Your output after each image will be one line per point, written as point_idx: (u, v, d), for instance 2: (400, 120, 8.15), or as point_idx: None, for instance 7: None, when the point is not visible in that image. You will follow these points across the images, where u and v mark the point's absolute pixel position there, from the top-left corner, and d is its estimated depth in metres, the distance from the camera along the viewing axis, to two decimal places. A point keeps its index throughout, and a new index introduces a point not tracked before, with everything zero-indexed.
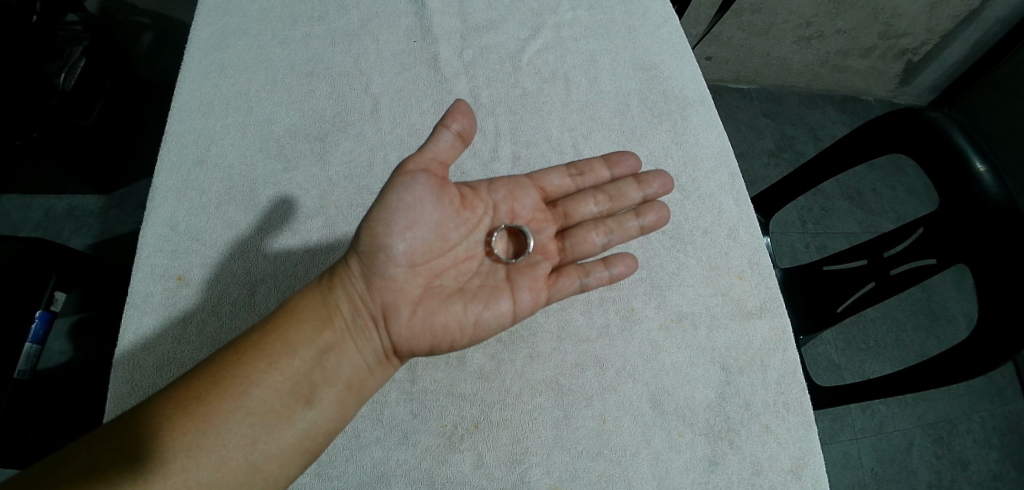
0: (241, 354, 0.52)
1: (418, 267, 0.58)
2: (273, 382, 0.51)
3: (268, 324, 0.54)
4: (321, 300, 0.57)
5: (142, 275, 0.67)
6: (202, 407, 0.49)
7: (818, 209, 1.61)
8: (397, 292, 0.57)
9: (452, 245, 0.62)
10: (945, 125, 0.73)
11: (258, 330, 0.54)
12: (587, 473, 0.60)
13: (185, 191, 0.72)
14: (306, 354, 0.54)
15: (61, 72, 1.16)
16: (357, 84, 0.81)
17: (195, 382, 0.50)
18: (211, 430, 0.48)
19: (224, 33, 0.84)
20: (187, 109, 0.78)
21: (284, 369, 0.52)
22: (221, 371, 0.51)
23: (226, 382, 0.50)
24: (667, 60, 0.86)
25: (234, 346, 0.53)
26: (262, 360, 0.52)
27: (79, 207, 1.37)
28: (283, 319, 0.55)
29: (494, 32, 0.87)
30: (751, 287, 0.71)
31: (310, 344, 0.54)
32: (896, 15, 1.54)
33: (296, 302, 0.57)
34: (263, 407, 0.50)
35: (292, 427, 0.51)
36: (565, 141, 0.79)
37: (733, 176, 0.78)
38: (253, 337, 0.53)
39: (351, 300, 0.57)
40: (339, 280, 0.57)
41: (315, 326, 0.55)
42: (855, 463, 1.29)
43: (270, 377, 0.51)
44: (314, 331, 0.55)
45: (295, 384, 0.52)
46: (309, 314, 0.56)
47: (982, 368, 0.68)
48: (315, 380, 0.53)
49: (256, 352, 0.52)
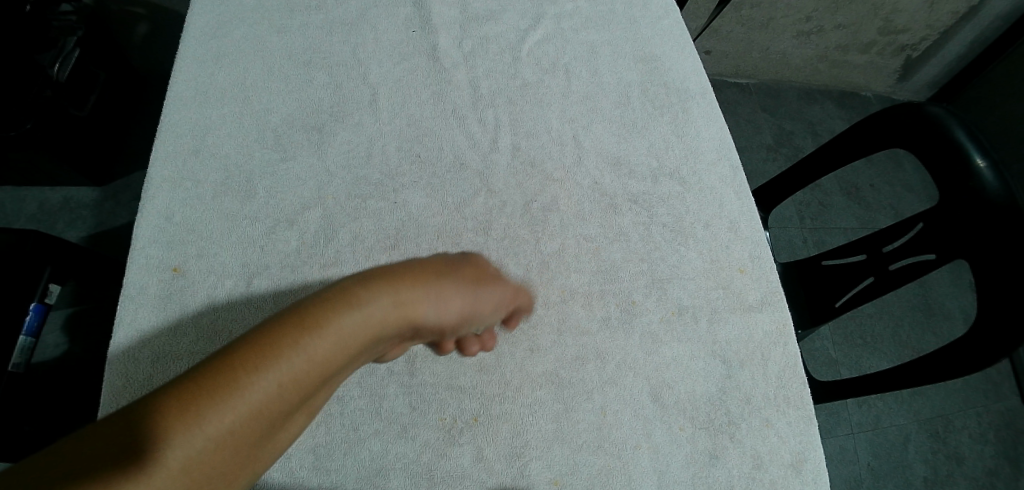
0: (258, 357, 0.37)
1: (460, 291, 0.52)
2: (301, 401, 0.39)
3: (303, 324, 0.39)
4: (375, 306, 0.43)
5: (138, 268, 0.66)
6: (215, 426, 0.34)
7: (817, 204, 1.61)
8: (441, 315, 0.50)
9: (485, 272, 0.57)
10: (946, 120, 0.72)
11: (284, 327, 0.39)
12: (587, 467, 0.60)
13: (179, 182, 0.71)
14: (339, 371, 0.42)
15: (55, 62, 1.15)
16: (354, 73, 0.80)
17: (214, 389, 0.35)
18: (217, 457, 0.35)
19: (220, 21, 0.83)
20: (182, 98, 0.77)
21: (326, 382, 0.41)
22: (246, 376, 0.36)
23: (230, 400, 0.35)
24: (668, 52, 0.86)
25: (274, 346, 0.37)
26: (281, 374, 0.37)
27: (73, 200, 1.36)
28: (335, 319, 0.41)
29: (494, 23, 0.86)
30: (752, 280, 0.71)
31: (349, 361, 0.43)
32: (896, 11, 1.53)
33: (336, 293, 0.42)
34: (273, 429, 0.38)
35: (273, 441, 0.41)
36: (566, 132, 0.78)
37: (733, 169, 0.78)
38: (298, 342, 0.38)
39: (408, 311, 0.46)
40: (408, 291, 0.46)
41: (368, 339, 0.43)
42: (851, 457, 1.30)
43: (300, 396, 0.39)
44: (353, 344, 0.41)
45: (310, 400, 0.41)
46: (352, 316, 0.41)
47: (981, 363, 0.67)
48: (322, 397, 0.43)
49: (294, 361, 0.38)
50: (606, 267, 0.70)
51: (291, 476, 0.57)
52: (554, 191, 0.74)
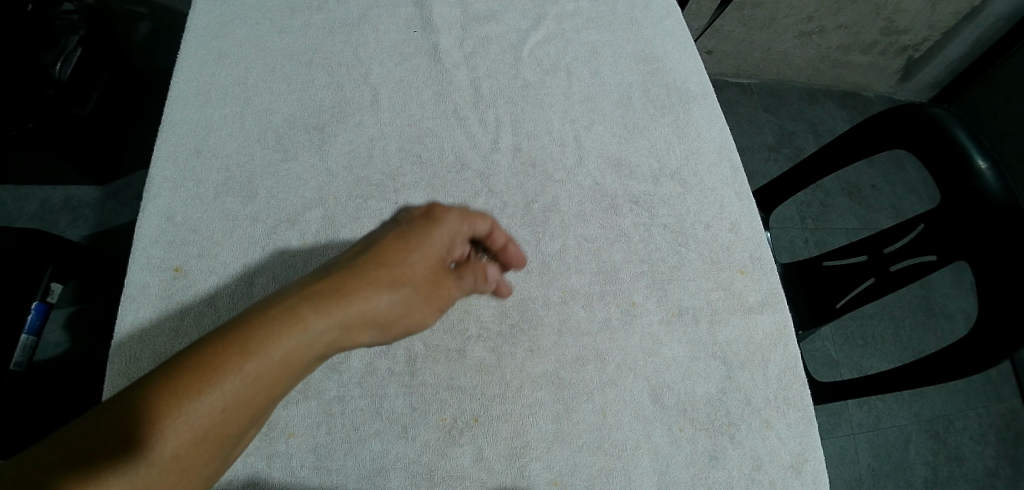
0: (202, 381, 0.41)
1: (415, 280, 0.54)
2: (257, 406, 0.44)
3: (245, 345, 0.43)
4: (319, 321, 0.46)
5: (140, 267, 0.66)
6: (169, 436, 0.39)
7: (818, 205, 1.61)
8: (394, 312, 0.52)
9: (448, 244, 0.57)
10: (948, 122, 0.71)
11: (228, 349, 0.42)
12: (587, 468, 0.60)
13: (181, 183, 0.71)
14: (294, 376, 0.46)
15: (57, 61, 1.15)
16: (355, 74, 0.80)
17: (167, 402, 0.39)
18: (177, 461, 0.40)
19: (222, 21, 0.83)
20: (183, 98, 0.77)
21: (280, 388, 0.45)
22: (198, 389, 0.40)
23: (180, 422, 0.39)
24: (669, 53, 0.86)
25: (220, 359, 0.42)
26: (225, 397, 0.41)
27: (75, 199, 1.37)
28: (284, 330, 0.45)
29: (495, 23, 0.86)
30: (753, 281, 0.71)
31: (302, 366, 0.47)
32: (897, 11, 1.52)
33: (277, 311, 0.45)
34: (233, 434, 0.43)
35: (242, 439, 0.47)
36: (567, 133, 0.78)
37: (734, 170, 0.78)
38: (244, 354, 0.43)
39: (353, 319, 0.49)
40: (354, 296, 0.49)
41: (317, 345, 0.47)
42: (851, 457, 1.30)
43: (255, 401, 0.44)
44: (299, 360, 0.45)
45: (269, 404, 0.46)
46: (297, 338, 0.45)
47: (981, 365, 0.67)
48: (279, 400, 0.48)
49: (242, 374, 0.42)
50: (607, 268, 0.70)
51: (292, 476, 0.57)
52: (555, 191, 0.74)
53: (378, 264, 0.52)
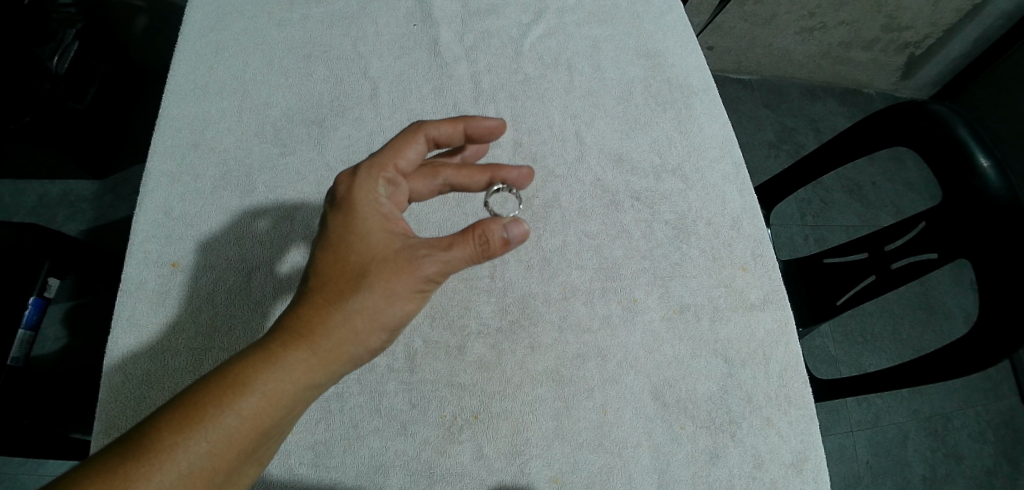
0: (184, 416, 0.43)
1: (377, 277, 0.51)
2: (236, 442, 0.44)
3: (225, 382, 0.45)
4: (293, 351, 0.48)
5: (136, 262, 0.65)
6: (151, 471, 0.41)
7: (818, 202, 1.60)
8: (368, 319, 0.50)
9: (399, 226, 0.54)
10: (951, 118, 0.71)
11: (208, 387, 0.45)
12: (587, 466, 0.60)
13: (178, 177, 0.71)
14: (276, 411, 0.47)
15: (54, 54, 1.12)
16: (354, 67, 0.79)
17: (151, 436, 0.42)
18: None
19: (219, 14, 0.82)
20: (181, 92, 0.76)
21: (262, 422, 0.46)
22: (181, 424, 0.43)
23: (164, 464, 0.41)
24: (671, 48, 0.85)
25: (201, 395, 0.44)
26: (206, 432, 0.43)
27: (72, 193, 1.36)
28: (260, 366, 0.47)
29: (495, 17, 0.85)
30: (755, 278, 0.70)
31: (283, 399, 0.47)
32: (899, 8, 1.51)
33: (254, 350, 0.48)
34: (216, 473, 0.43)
35: (258, 473, 0.48)
36: (568, 128, 0.77)
37: (736, 166, 0.77)
38: (225, 389, 0.45)
39: (327, 339, 0.49)
40: (326, 325, 0.49)
41: (294, 375, 0.48)
42: (850, 454, 1.30)
43: (234, 437, 0.44)
44: (279, 390, 0.47)
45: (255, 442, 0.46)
46: (271, 370, 0.47)
47: (982, 363, 0.67)
48: (279, 434, 0.48)
49: (221, 407, 0.44)
50: (608, 264, 0.69)
51: (291, 473, 0.57)
52: (555, 187, 0.73)
53: (334, 275, 0.51)
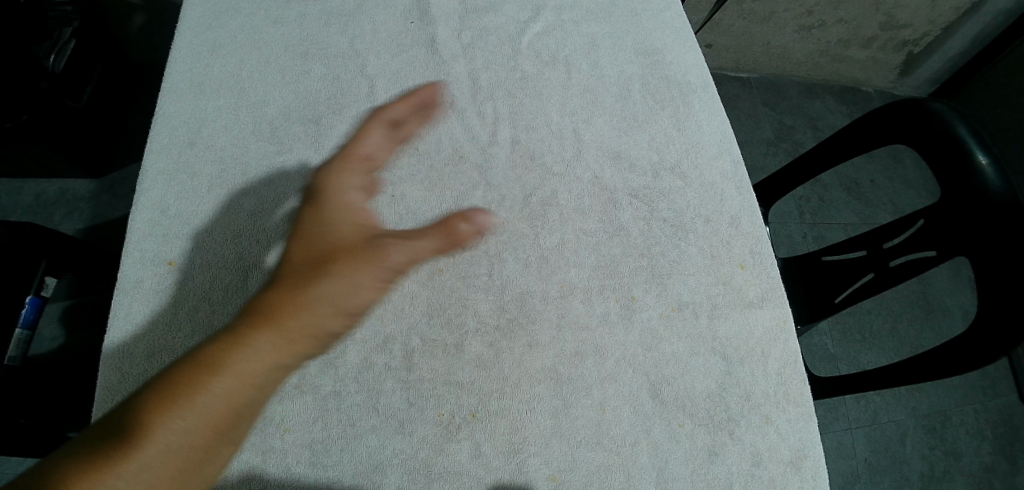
0: (153, 402, 0.44)
1: (346, 263, 0.52)
2: (206, 423, 0.45)
3: (194, 366, 0.46)
4: (264, 333, 0.49)
5: (132, 261, 0.65)
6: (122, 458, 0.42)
7: (817, 200, 1.60)
8: (338, 300, 0.52)
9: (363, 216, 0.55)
10: (948, 117, 0.71)
11: (178, 372, 0.46)
12: (586, 464, 0.60)
13: (174, 175, 0.70)
14: (246, 390, 0.47)
15: (51, 53, 1.13)
16: (352, 65, 0.79)
17: (122, 425, 0.43)
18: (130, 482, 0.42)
19: (215, 12, 0.82)
20: (177, 90, 0.76)
21: (233, 402, 0.46)
22: (151, 409, 0.44)
23: (136, 447, 0.42)
24: (669, 45, 0.85)
25: (170, 380, 0.45)
26: (175, 414, 0.44)
27: (69, 192, 1.35)
28: (230, 347, 0.47)
29: (493, 14, 0.85)
30: (753, 276, 0.70)
31: (253, 378, 0.47)
32: (898, 6, 1.51)
33: (221, 334, 0.49)
34: (189, 455, 0.44)
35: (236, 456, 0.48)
36: (566, 126, 0.77)
37: (735, 163, 0.77)
38: (195, 372, 0.46)
39: (294, 319, 0.50)
40: (295, 305, 0.50)
41: (265, 354, 0.48)
42: (849, 452, 1.30)
43: (203, 418, 0.45)
44: (252, 369, 0.47)
45: (225, 423, 0.46)
46: (240, 349, 0.47)
47: (980, 361, 0.67)
48: (256, 414, 0.49)
49: (190, 390, 0.45)
50: (606, 262, 0.69)
51: (288, 472, 0.57)
52: (554, 185, 0.73)
53: (299, 265, 0.53)
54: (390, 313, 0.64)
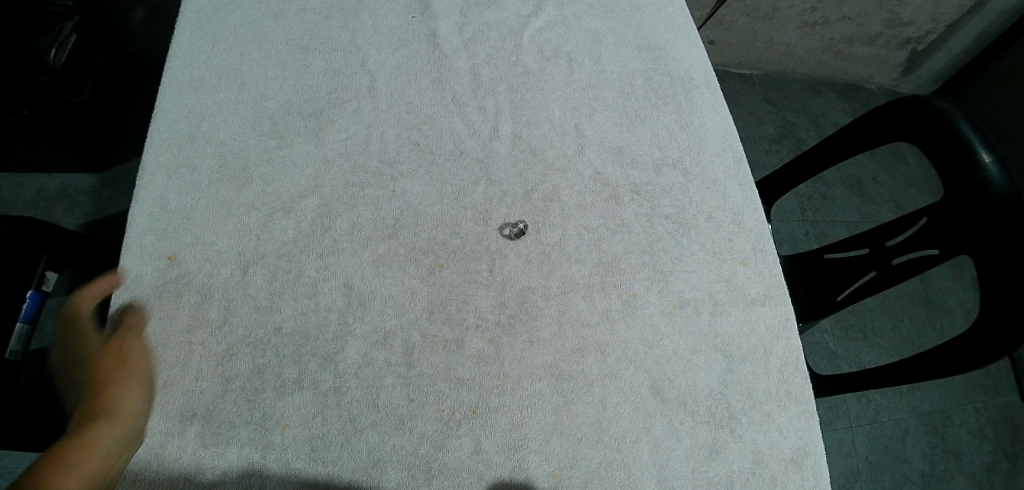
0: None
1: (137, 367, 0.58)
2: None
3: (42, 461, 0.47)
4: (98, 417, 0.53)
5: (132, 255, 0.65)
6: None
7: (819, 197, 1.60)
8: (147, 386, 0.58)
9: (137, 326, 0.61)
10: (953, 114, 0.70)
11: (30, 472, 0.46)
12: (586, 461, 0.60)
13: (174, 169, 0.70)
14: (101, 464, 0.50)
15: (51, 48, 1.11)
16: (353, 59, 0.79)
17: None
18: None
19: (216, 6, 0.81)
20: (176, 83, 0.75)
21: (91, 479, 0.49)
22: None
23: None
24: (672, 41, 0.84)
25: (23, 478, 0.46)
26: None
27: (71, 187, 1.35)
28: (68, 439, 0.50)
29: (495, 9, 0.84)
30: (755, 273, 0.70)
31: (104, 453, 0.51)
32: (902, 3, 1.49)
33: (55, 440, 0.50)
34: None
35: None
36: (568, 121, 0.77)
37: (738, 160, 0.77)
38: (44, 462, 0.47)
39: (115, 405, 0.55)
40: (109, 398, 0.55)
41: (104, 425, 0.52)
42: (850, 450, 1.30)
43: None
44: (97, 444, 0.51)
45: None
46: (76, 437, 0.50)
47: (983, 360, 0.67)
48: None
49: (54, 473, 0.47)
50: (607, 258, 0.69)
51: (288, 468, 0.57)
52: (555, 180, 0.72)
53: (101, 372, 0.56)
54: (390, 309, 0.64)
